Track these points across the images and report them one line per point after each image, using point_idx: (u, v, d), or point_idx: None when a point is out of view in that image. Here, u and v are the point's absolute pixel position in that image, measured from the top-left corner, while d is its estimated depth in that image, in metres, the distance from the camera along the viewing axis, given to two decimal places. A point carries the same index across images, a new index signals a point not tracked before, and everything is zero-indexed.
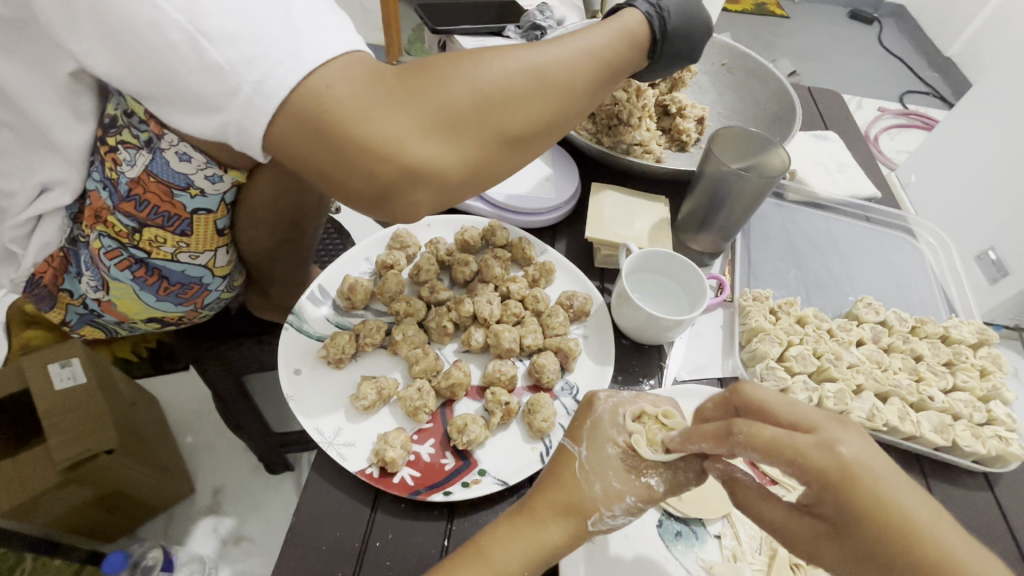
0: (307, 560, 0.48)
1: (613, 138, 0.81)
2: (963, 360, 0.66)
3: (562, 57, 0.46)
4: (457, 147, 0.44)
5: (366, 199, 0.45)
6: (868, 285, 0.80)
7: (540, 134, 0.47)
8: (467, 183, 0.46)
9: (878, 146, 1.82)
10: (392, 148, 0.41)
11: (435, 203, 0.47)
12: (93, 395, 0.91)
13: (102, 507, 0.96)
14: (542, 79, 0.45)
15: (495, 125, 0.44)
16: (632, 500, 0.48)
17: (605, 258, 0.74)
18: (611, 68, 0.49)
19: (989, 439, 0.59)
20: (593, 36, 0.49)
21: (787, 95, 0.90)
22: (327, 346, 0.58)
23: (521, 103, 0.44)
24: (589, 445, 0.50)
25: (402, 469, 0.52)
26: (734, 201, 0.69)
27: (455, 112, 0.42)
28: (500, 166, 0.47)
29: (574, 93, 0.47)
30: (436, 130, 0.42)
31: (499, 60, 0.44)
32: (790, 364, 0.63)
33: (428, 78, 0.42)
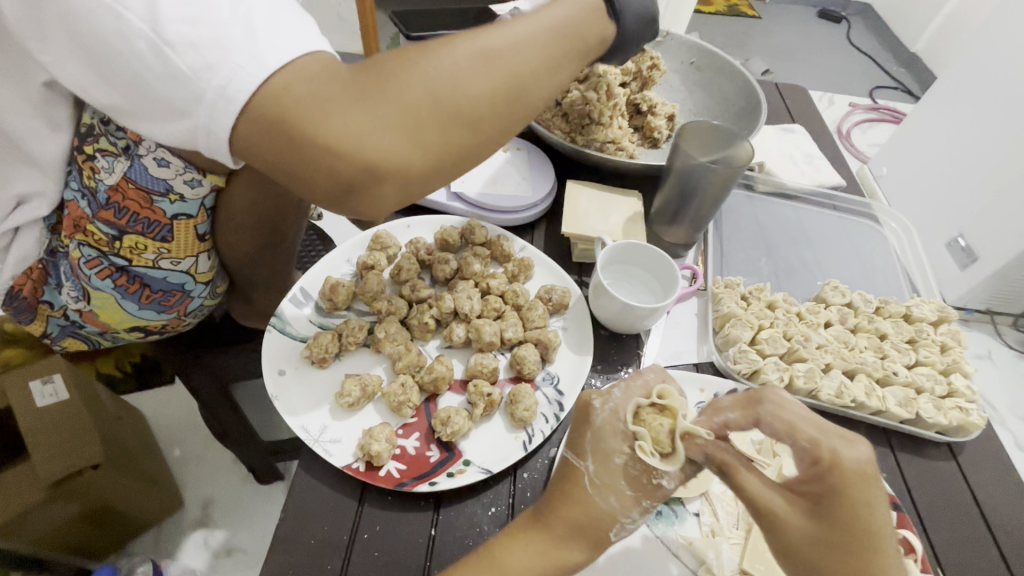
0: (295, 554, 0.49)
1: (587, 137, 0.83)
2: (926, 337, 0.69)
3: (513, 41, 0.48)
4: (419, 135, 0.45)
5: (337, 195, 0.46)
6: (836, 269, 0.83)
7: (502, 115, 0.48)
8: (436, 170, 0.48)
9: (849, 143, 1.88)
10: (357, 141, 0.43)
11: (405, 194, 0.48)
12: (77, 410, 0.90)
13: (88, 522, 0.95)
14: (495, 64, 0.47)
15: (454, 110, 0.46)
16: (647, 504, 0.47)
17: (582, 253, 0.76)
18: (562, 51, 0.51)
19: (951, 411, 0.62)
20: (542, 21, 0.51)
21: (753, 91, 0.93)
22: (310, 346, 0.59)
23: (478, 87, 0.46)
24: (595, 457, 0.48)
25: (387, 462, 0.54)
26: (704, 192, 0.71)
27: (413, 103, 0.44)
28: (467, 152, 0.48)
29: (528, 73, 0.49)
30: (397, 121, 0.44)
31: (451, 49, 0.46)
32: (762, 347, 0.65)
33: (385, 71, 0.45)
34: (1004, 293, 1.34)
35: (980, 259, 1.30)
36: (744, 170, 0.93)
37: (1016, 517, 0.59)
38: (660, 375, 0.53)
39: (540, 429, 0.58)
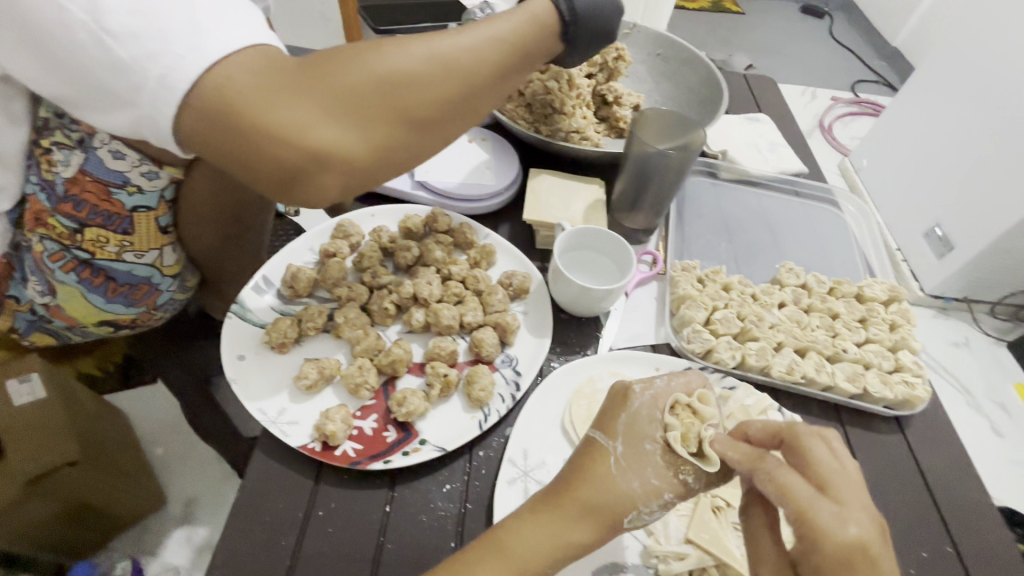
0: (250, 533, 0.50)
1: (551, 127, 0.84)
2: (876, 316, 0.71)
3: (465, 43, 0.49)
4: (365, 131, 0.46)
5: (282, 186, 0.47)
6: (796, 254, 0.86)
7: (450, 114, 0.49)
8: (382, 165, 0.49)
9: (829, 134, 1.56)
10: (298, 134, 0.44)
11: (351, 187, 0.49)
12: (54, 407, 0.89)
13: (67, 521, 0.95)
14: (444, 64, 0.48)
15: (401, 108, 0.47)
16: (669, 498, 0.47)
17: (544, 240, 0.78)
18: (517, 54, 0.52)
19: (896, 385, 0.64)
20: (498, 24, 0.52)
21: (716, 81, 0.95)
22: (269, 331, 0.61)
23: (425, 86, 0.47)
24: (625, 439, 0.48)
25: (344, 442, 0.55)
26: (661, 177, 0.73)
27: (357, 99, 0.45)
28: (413, 149, 0.49)
29: (478, 74, 0.50)
30: (342, 116, 0.45)
31: (401, 47, 0.47)
32: (715, 327, 0.67)
33: (334, 67, 0.45)
34: (983, 280, 1.08)
35: (958, 247, 1.05)
36: (708, 158, 0.95)
37: (960, 488, 0.61)
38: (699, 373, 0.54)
39: (497, 408, 0.59)
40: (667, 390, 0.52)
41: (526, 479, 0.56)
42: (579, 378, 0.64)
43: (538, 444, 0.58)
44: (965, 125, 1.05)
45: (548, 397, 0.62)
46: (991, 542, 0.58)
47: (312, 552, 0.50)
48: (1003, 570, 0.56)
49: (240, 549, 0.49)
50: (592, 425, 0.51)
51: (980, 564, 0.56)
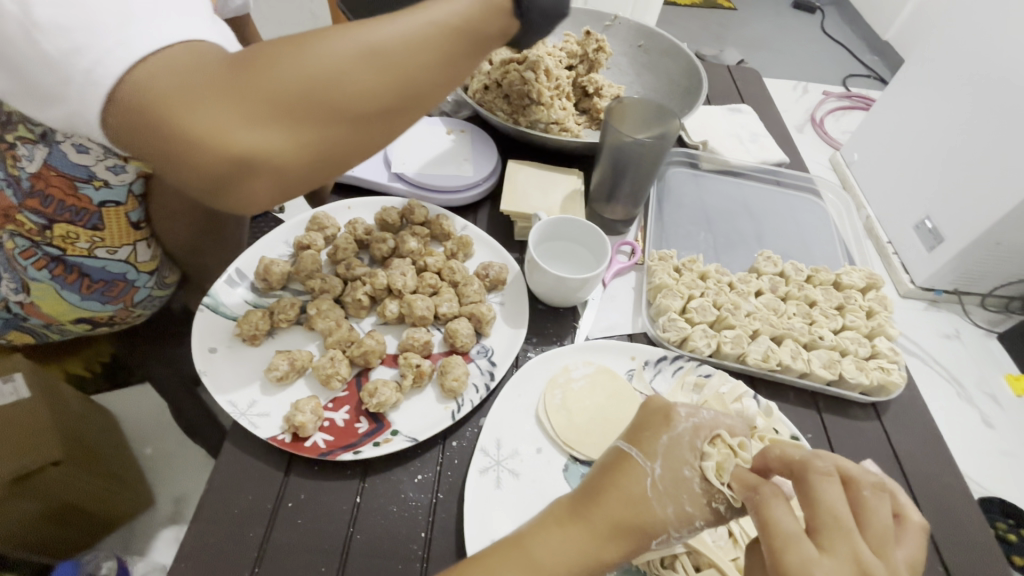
0: (217, 527, 0.50)
1: (529, 118, 0.83)
2: (853, 303, 0.71)
3: (404, 30, 0.45)
4: (294, 131, 0.43)
5: (211, 190, 0.44)
6: (776, 243, 0.86)
7: (388, 109, 0.45)
8: (316, 165, 0.46)
9: (821, 129, 1.47)
10: (218, 136, 0.41)
11: (287, 189, 0.47)
12: (37, 407, 0.86)
13: (52, 522, 0.92)
14: (378, 55, 0.44)
15: (333, 105, 0.43)
16: (701, 525, 0.42)
17: (523, 231, 0.77)
18: (464, 39, 0.47)
19: (872, 371, 0.64)
20: (443, 6, 0.47)
21: (696, 71, 0.94)
22: (240, 324, 0.60)
23: (356, 80, 0.43)
24: (664, 463, 0.43)
25: (314, 433, 0.54)
26: (637, 166, 0.73)
27: (281, 96, 0.42)
28: (349, 147, 0.46)
29: (416, 64, 0.45)
30: (268, 116, 0.42)
31: (331, 38, 0.43)
32: (691, 315, 0.67)
33: (259, 61, 0.42)
34: (975, 272, 1.06)
35: (948, 239, 1.03)
36: (688, 148, 0.94)
37: (936, 474, 0.61)
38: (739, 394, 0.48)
39: (470, 399, 0.59)
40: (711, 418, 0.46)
41: (498, 468, 0.55)
42: (554, 368, 0.63)
43: (512, 433, 0.58)
44: (947, 114, 1.05)
45: (523, 387, 0.61)
46: (967, 527, 0.58)
47: (281, 543, 0.50)
48: (978, 554, 0.56)
49: (207, 542, 0.49)
50: (621, 439, 0.46)
51: (955, 548, 0.56)
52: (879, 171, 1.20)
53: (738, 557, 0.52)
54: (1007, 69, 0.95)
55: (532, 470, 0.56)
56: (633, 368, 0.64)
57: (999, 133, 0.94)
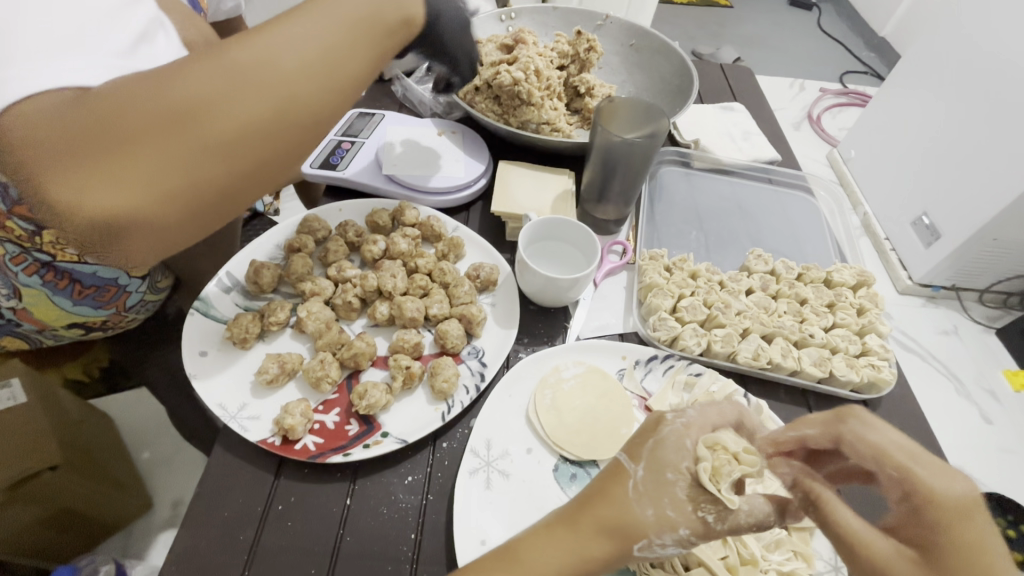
0: (205, 529, 0.50)
1: (520, 119, 0.84)
2: (843, 301, 0.71)
3: (279, 44, 0.42)
4: (174, 169, 0.37)
5: (85, 250, 0.38)
6: (768, 242, 0.86)
7: (281, 133, 0.42)
8: (209, 205, 0.40)
9: (819, 124, 1.47)
10: (85, 188, 0.35)
11: (178, 235, 0.41)
12: (35, 415, 0.86)
13: (53, 528, 0.91)
14: (262, 76, 0.40)
15: (213, 131, 0.38)
16: (684, 534, 0.42)
17: (514, 231, 0.77)
18: (356, 52, 0.45)
19: (863, 368, 0.64)
20: (329, 18, 0.44)
21: (687, 70, 0.93)
22: (231, 327, 0.60)
23: (240, 104, 0.39)
24: (646, 464, 0.44)
25: (304, 436, 0.54)
26: (627, 165, 0.73)
27: (153, 133, 0.37)
28: (245, 179, 0.41)
29: (306, 82, 0.42)
30: (137, 155, 0.36)
31: (206, 64, 0.39)
32: (681, 314, 0.67)
33: (115, 96, 0.36)
34: (972, 269, 1.06)
35: (945, 236, 1.02)
36: (680, 147, 0.94)
37: None
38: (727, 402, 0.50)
39: (460, 400, 0.59)
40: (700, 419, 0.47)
41: (488, 469, 0.55)
42: (545, 368, 0.63)
43: (502, 434, 0.58)
44: (942, 111, 1.04)
45: (514, 388, 0.61)
46: None
47: (271, 546, 0.50)
48: None
49: (197, 545, 0.49)
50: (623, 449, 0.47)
51: None
52: (873, 170, 1.21)
53: (727, 555, 0.52)
54: (1002, 65, 0.94)
55: (523, 470, 0.56)
56: (624, 367, 0.64)
57: (993, 129, 0.94)
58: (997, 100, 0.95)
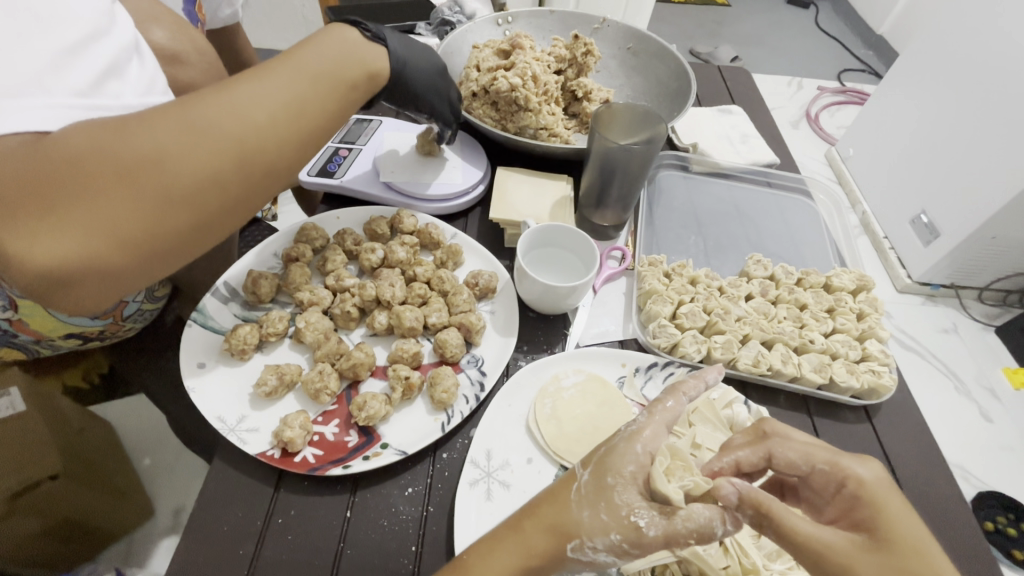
0: (206, 544, 0.50)
1: (518, 124, 0.83)
2: (843, 306, 0.71)
3: (233, 103, 0.49)
4: (133, 210, 0.43)
5: (44, 289, 0.43)
6: (767, 245, 0.86)
7: (230, 179, 0.48)
8: (158, 246, 0.45)
9: (817, 123, 1.44)
10: (42, 234, 0.40)
11: (136, 272, 0.46)
12: (35, 424, 0.86)
13: (58, 539, 0.88)
14: (211, 131, 0.47)
15: (170, 177, 0.44)
16: (618, 539, 0.43)
17: (512, 238, 0.77)
18: (303, 109, 0.53)
19: (863, 373, 0.64)
20: (275, 84, 0.52)
21: (685, 73, 0.93)
22: (229, 338, 0.60)
23: (191, 156, 0.45)
24: (593, 470, 0.46)
25: (303, 448, 0.54)
26: (624, 172, 0.73)
27: (106, 184, 0.42)
28: (194, 221, 0.47)
29: (255, 136, 0.49)
30: (100, 199, 0.42)
31: (160, 121, 0.45)
32: (681, 321, 0.67)
33: (80, 148, 0.42)
34: (972, 267, 1.05)
35: (944, 234, 1.01)
36: (678, 151, 0.94)
37: (927, 475, 0.61)
38: (677, 398, 0.51)
39: (460, 410, 0.59)
40: (651, 424, 0.49)
41: (488, 480, 0.55)
42: (545, 377, 0.63)
43: (502, 444, 0.58)
44: (940, 110, 1.03)
45: (514, 397, 0.61)
46: (960, 529, 0.58)
47: (272, 560, 0.49)
48: (969, 555, 0.56)
49: (196, 560, 0.49)
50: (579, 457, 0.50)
51: (946, 550, 0.56)
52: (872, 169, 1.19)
53: (730, 565, 0.52)
54: (998, 65, 0.93)
55: (522, 480, 0.56)
56: (624, 375, 0.64)
57: (991, 128, 0.93)
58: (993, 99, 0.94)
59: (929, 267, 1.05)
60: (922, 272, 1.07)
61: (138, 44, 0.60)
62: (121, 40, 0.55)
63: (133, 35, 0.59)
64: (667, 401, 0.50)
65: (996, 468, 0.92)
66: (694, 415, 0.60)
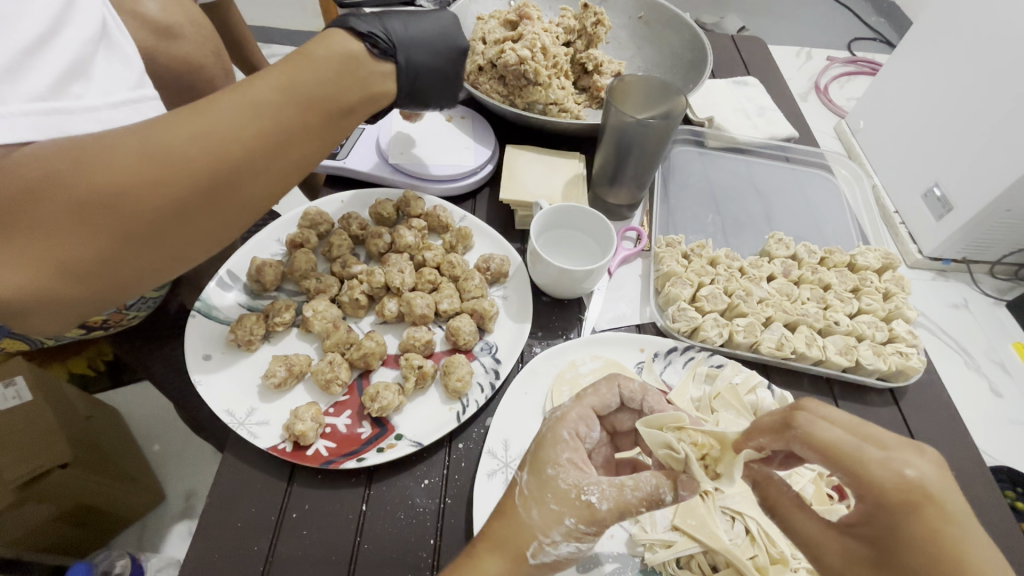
0: (219, 539, 0.49)
1: (526, 100, 0.79)
2: (869, 285, 0.70)
3: (206, 131, 0.44)
4: (90, 244, 0.41)
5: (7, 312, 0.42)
6: (786, 223, 0.83)
7: (196, 215, 0.45)
8: (119, 278, 0.44)
9: (827, 95, 1.35)
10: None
11: (99, 298, 0.45)
12: (43, 413, 0.81)
13: (70, 522, 0.86)
14: (177, 166, 0.42)
15: (131, 215, 0.42)
16: (573, 523, 0.41)
17: (523, 220, 0.74)
18: (285, 137, 0.48)
19: (890, 355, 0.63)
20: (256, 106, 0.47)
21: (699, 42, 0.89)
22: (234, 329, 0.58)
23: (151, 193, 0.42)
24: (530, 469, 0.45)
25: (315, 441, 0.52)
26: (640, 148, 0.69)
27: (59, 225, 0.40)
28: (158, 254, 0.45)
29: (227, 169, 0.45)
30: (58, 232, 0.40)
31: (117, 148, 0.41)
32: (701, 303, 0.66)
33: (41, 178, 0.39)
34: (985, 240, 0.99)
35: (957, 208, 0.94)
36: (694, 126, 0.90)
37: (955, 457, 0.60)
38: (611, 387, 0.51)
39: (475, 399, 0.57)
40: (580, 408, 0.49)
41: (506, 470, 0.54)
42: (562, 363, 0.61)
43: (519, 433, 0.56)
44: (943, 79, 0.97)
45: (529, 385, 0.59)
46: (991, 511, 0.56)
47: (285, 556, 0.48)
48: (1001, 537, 0.55)
49: (210, 556, 0.48)
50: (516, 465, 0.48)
51: None
52: (884, 141, 1.10)
53: (757, 555, 0.51)
54: (1004, 27, 0.87)
55: None
56: (643, 361, 0.62)
57: (997, 93, 0.87)
58: (998, 59, 0.88)
59: (943, 242, 1.00)
60: (932, 247, 1.02)
61: (106, 27, 0.56)
62: (84, 29, 0.51)
63: (99, 16, 0.55)
64: (598, 385, 0.51)
65: (1010, 445, 0.88)
66: (717, 402, 0.58)
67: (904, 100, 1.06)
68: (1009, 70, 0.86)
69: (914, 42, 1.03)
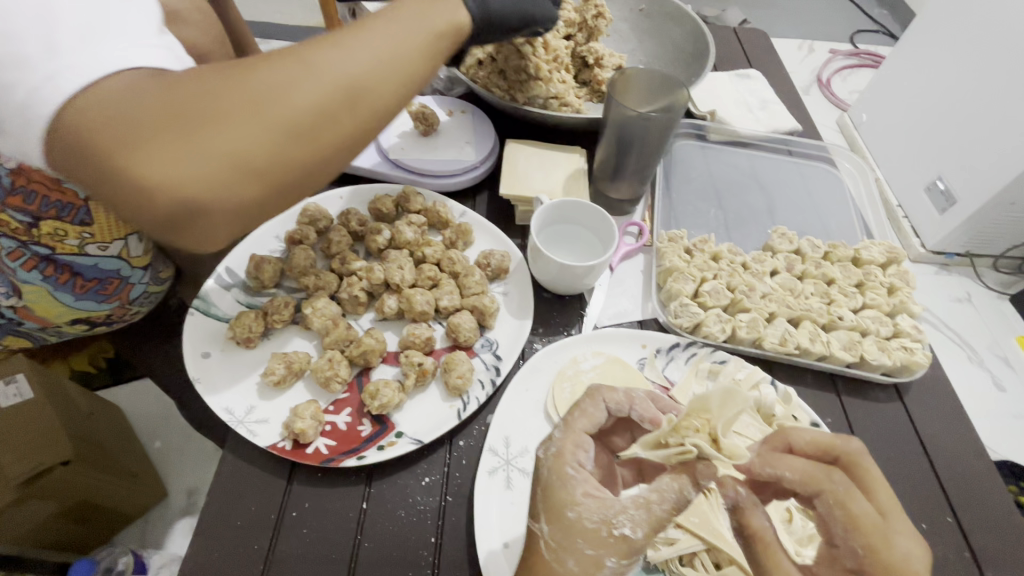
0: (219, 538, 0.48)
1: (526, 95, 0.77)
2: (873, 280, 0.70)
3: (343, 46, 0.44)
4: (255, 146, 0.40)
5: (164, 226, 0.40)
6: (789, 217, 0.82)
7: (344, 129, 0.44)
8: (273, 192, 0.42)
9: (829, 88, 1.33)
10: (164, 172, 0.37)
11: (253, 214, 0.42)
12: (44, 410, 0.79)
13: (72, 521, 0.85)
14: (329, 76, 0.42)
15: (284, 119, 0.41)
16: (615, 562, 0.40)
17: (524, 215, 0.73)
18: (416, 56, 0.48)
19: (895, 351, 0.62)
20: (386, 28, 0.47)
21: (701, 35, 0.88)
22: (233, 326, 0.58)
23: (307, 96, 0.41)
24: (549, 518, 0.43)
25: (315, 440, 0.52)
26: (643, 141, 0.68)
27: (229, 123, 0.39)
28: (311, 167, 0.43)
29: (369, 79, 0.44)
30: (228, 132, 0.39)
31: (274, 62, 0.41)
32: (704, 299, 0.65)
33: (207, 83, 0.39)
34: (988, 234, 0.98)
35: (961, 201, 0.93)
36: (695, 120, 0.89)
37: (958, 451, 0.59)
38: (595, 403, 0.49)
39: (475, 396, 0.57)
40: (569, 436, 0.47)
41: (507, 468, 0.53)
42: (563, 360, 0.61)
43: (520, 430, 0.56)
44: (945, 70, 0.96)
45: (530, 382, 0.59)
46: (994, 507, 0.56)
47: (286, 555, 0.48)
48: (1005, 532, 0.54)
49: (210, 556, 0.47)
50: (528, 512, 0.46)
51: (981, 531, 0.54)
52: (886, 134, 1.09)
53: None
54: (1005, 19, 0.87)
55: None
56: (644, 357, 0.62)
57: (998, 84, 0.87)
58: (1000, 51, 0.87)
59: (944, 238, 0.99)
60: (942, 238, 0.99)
61: None
62: None
63: None
64: (583, 406, 0.49)
65: (1012, 440, 0.88)
66: None
67: (908, 92, 1.04)
68: (1010, 63, 0.85)
69: (917, 33, 1.02)
